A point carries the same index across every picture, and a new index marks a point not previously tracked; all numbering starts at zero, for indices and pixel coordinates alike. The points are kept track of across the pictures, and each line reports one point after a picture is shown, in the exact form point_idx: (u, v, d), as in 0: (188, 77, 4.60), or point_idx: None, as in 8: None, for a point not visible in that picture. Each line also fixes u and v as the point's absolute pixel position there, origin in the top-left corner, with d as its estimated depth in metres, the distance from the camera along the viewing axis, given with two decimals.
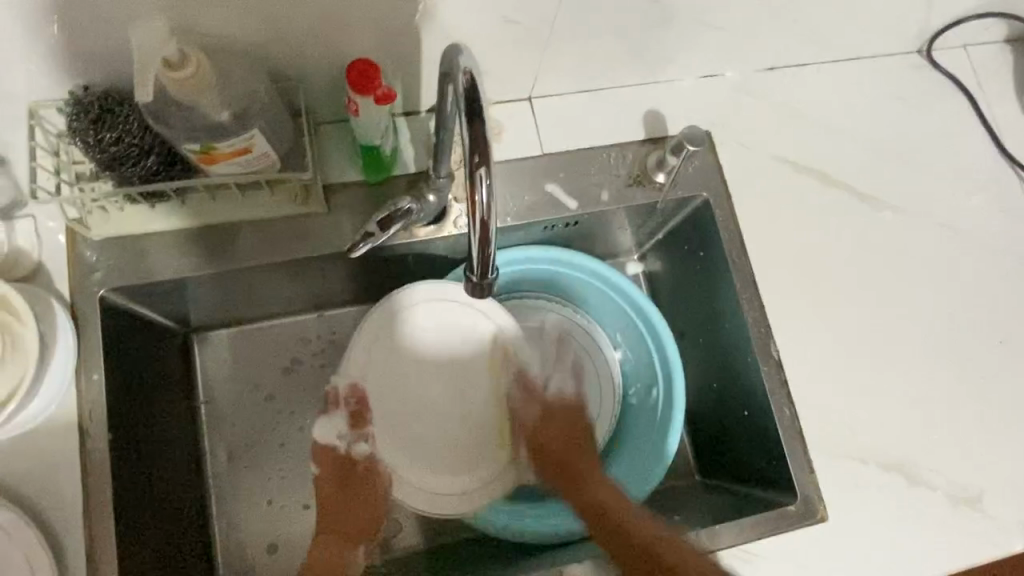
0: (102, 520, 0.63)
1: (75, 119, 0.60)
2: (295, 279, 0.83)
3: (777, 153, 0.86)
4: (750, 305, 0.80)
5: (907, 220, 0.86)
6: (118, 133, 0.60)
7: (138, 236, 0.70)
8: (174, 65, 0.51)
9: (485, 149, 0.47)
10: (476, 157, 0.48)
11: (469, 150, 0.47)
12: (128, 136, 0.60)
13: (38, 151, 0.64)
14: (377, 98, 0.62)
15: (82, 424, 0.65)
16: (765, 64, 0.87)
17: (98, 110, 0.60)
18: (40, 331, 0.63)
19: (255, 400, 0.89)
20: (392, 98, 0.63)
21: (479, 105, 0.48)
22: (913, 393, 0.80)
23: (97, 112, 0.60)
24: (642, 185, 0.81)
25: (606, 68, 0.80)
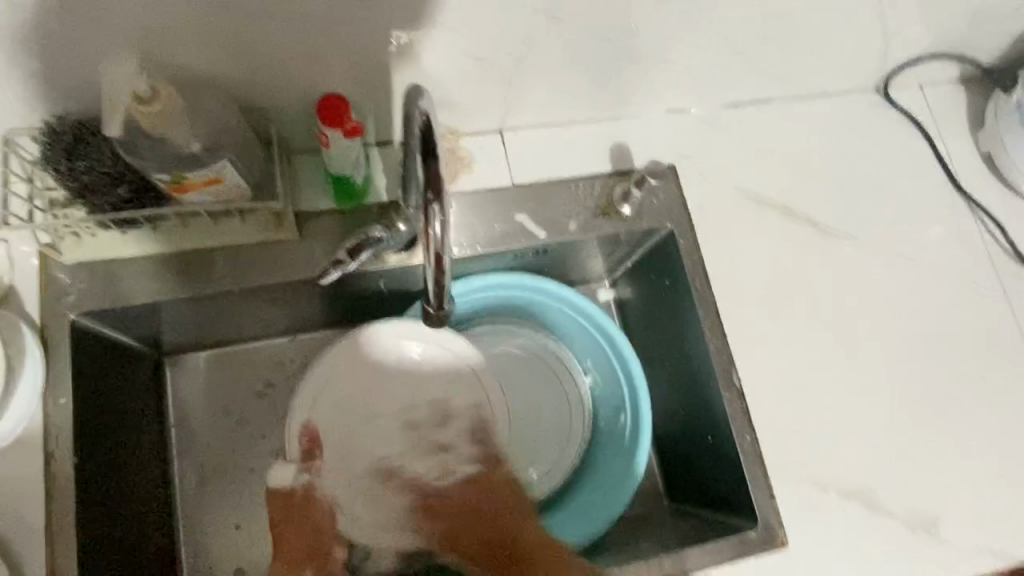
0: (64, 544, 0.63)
1: (48, 147, 0.61)
2: (268, 304, 0.84)
3: (741, 185, 0.89)
4: (714, 333, 0.82)
5: (866, 251, 0.90)
6: (91, 162, 0.61)
7: (109, 262, 0.71)
8: (144, 99, 0.52)
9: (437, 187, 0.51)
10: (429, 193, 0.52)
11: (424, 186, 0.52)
12: (100, 165, 0.61)
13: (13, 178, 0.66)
14: (346, 132, 0.63)
15: (46, 448, 0.65)
16: (728, 100, 0.91)
17: (71, 139, 0.61)
18: (7, 354, 0.64)
19: (226, 424, 0.90)
20: (360, 131, 0.64)
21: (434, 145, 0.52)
22: (872, 420, 0.82)
23: (70, 141, 0.61)
24: (609, 215, 0.84)
25: (574, 102, 0.83)
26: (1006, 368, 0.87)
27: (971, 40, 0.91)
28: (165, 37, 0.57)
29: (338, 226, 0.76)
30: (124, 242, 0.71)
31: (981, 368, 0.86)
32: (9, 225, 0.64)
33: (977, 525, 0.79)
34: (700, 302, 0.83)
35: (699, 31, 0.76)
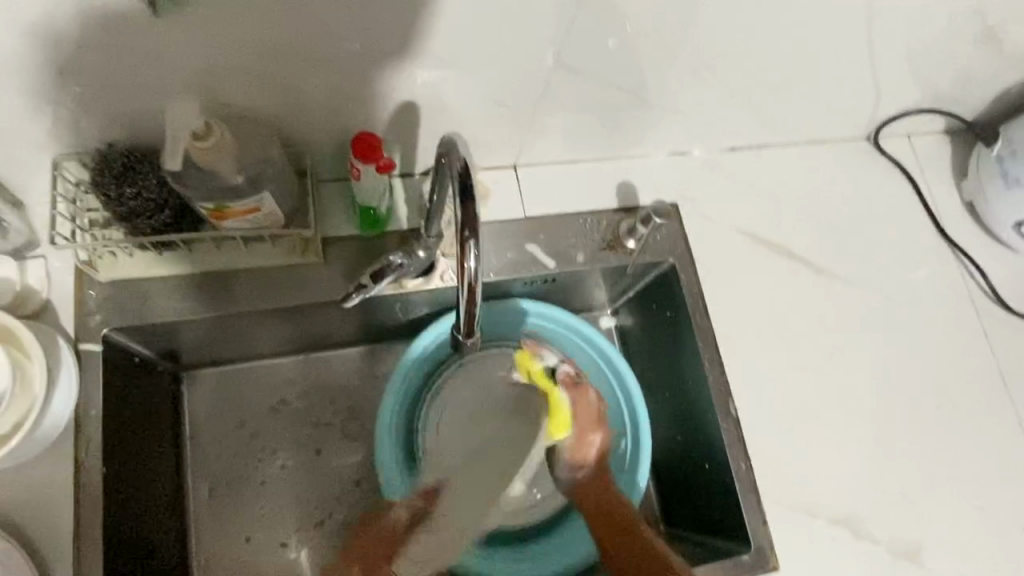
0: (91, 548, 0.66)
1: (98, 174, 0.65)
2: (287, 322, 0.88)
3: (739, 225, 0.94)
4: (712, 364, 0.87)
5: (856, 289, 0.95)
6: (138, 188, 0.65)
7: (142, 279, 0.75)
8: (200, 136, 0.57)
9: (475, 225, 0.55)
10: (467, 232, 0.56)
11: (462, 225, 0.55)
12: (146, 192, 0.65)
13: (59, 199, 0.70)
14: (378, 166, 0.69)
15: (76, 456, 0.68)
16: (728, 144, 0.96)
17: (120, 167, 0.65)
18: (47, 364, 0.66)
19: (240, 438, 0.93)
20: (392, 167, 0.70)
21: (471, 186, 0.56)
22: (859, 452, 0.87)
23: (119, 169, 0.65)
24: (615, 249, 0.88)
25: (585, 142, 0.88)
26: (985, 405, 0.91)
27: (954, 95, 0.97)
28: (217, 77, 0.62)
29: (360, 252, 0.80)
30: (159, 261, 0.75)
31: (962, 405, 0.91)
32: (54, 244, 0.68)
33: (957, 555, 0.83)
34: (699, 335, 0.88)
35: (703, 82, 0.82)
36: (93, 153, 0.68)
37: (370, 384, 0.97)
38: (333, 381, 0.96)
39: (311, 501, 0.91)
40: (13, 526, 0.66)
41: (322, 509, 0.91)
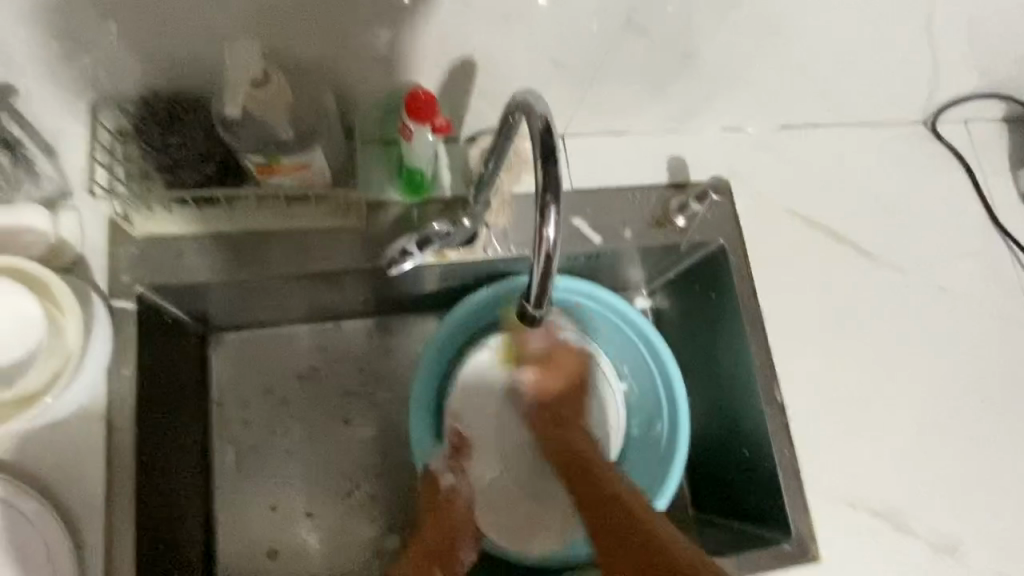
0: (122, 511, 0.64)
1: (144, 122, 0.63)
2: (321, 288, 0.85)
3: (790, 207, 0.91)
4: (759, 349, 0.84)
5: (906, 278, 0.91)
6: (184, 139, 0.63)
7: (179, 237, 0.72)
8: (257, 83, 0.55)
9: (556, 187, 0.51)
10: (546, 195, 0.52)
11: (541, 188, 0.51)
12: (192, 143, 0.63)
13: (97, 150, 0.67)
14: (433, 127, 0.65)
15: (109, 416, 0.65)
16: (783, 122, 0.93)
17: (167, 115, 0.63)
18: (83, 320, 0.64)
19: (267, 405, 0.90)
20: (447, 128, 0.67)
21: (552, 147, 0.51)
22: (904, 445, 0.84)
23: (166, 117, 0.63)
24: (663, 227, 0.85)
25: (637, 112, 0.84)
26: None
27: (1021, 80, 0.92)
28: (272, 22, 0.58)
29: (403, 217, 0.77)
30: (197, 218, 0.72)
31: (1011, 402, 0.88)
32: (93, 194, 0.66)
33: (1000, 554, 0.82)
34: (746, 318, 0.85)
35: (768, 52, 0.78)
36: (134, 100, 0.64)
37: (402, 355, 0.95)
38: (363, 351, 0.94)
39: (339, 472, 0.89)
40: (44, 485, 0.63)
41: (350, 480, 0.89)
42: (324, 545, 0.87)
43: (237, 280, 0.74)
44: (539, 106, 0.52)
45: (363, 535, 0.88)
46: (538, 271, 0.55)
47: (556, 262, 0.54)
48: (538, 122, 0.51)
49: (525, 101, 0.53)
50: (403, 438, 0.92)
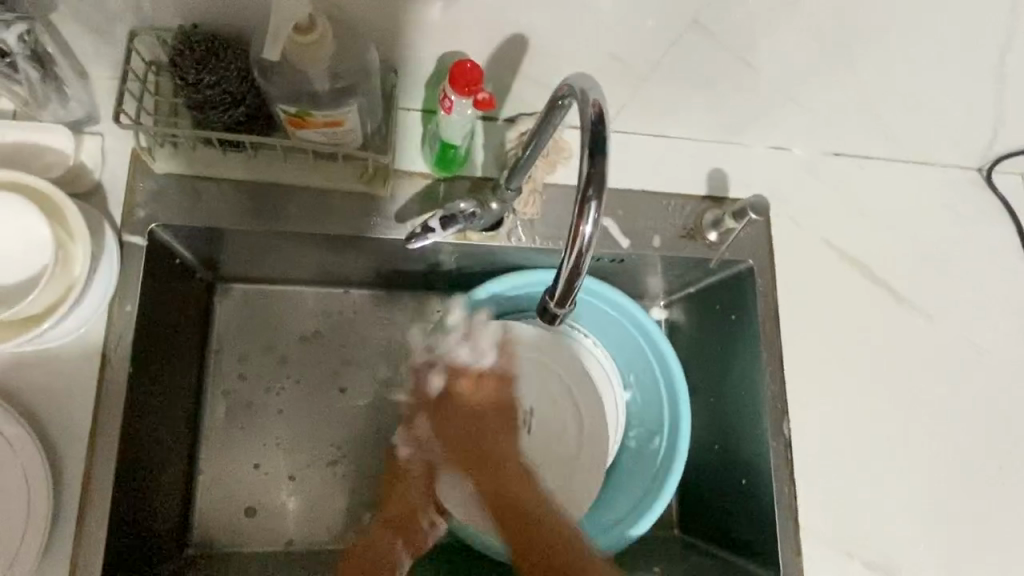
0: (105, 447, 0.63)
1: (177, 53, 0.59)
2: (335, 252, 0.83)
3: (827, 237, 0.87)
4: (772, 379, 0.82)
5: (937, 329, 0.88)
6: (218, 77, 0.59)
7: (200, 177, 0.70)
8: (302, 30, 0.53)
9: (600, 181, 0.48)
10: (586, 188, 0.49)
11: (583, 180, 0.48)
12: (226, 84, 0.59)
13: (130, 76, 0.65)
14: (476, 101, 0.62)
15: (105, 353, 0.64)
16: (833, 149, 0.89)
17: (203, 49, 0.59)
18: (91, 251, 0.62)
19: (264, 361, 0.89)
20: (491, 104, 0.63)
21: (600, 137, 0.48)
22: (908, 499, 0.81)
23: (201, 52, 0.59)
24: (694, 239, 0.83)
25: (685, 118, 0.81)
26: None
27: None
28: None
29: (430, 190, 0.75)
30: (220, 161, 0.70)
31: None
32: (119, 124, 0.63)
33: None
34: (765, 346, 0.83)
35: (831, 75, 0.74)
36: (174, 31, 0.62)
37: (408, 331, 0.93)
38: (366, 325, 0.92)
39: (327, 439, 0.88)
40: (32, 414, 0.62)
41: (337, 449, 0.88)
42: (300, 510, 0.85)
43: (252, 230, 0.72)
44: (591, 97, 0.49)
45: (341, 505, 0.86)
46: (566, 268, 0.52)
47: (587, 260, 0.50)
48: (591, 110, 0.48)
49: (577, 90, 0.50)
50: (396, 415, 0.90)
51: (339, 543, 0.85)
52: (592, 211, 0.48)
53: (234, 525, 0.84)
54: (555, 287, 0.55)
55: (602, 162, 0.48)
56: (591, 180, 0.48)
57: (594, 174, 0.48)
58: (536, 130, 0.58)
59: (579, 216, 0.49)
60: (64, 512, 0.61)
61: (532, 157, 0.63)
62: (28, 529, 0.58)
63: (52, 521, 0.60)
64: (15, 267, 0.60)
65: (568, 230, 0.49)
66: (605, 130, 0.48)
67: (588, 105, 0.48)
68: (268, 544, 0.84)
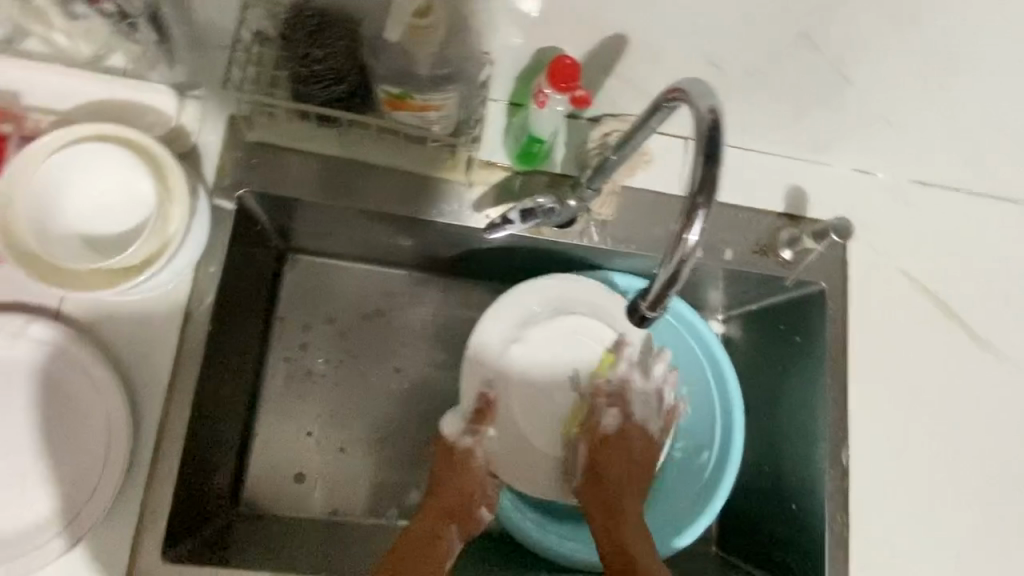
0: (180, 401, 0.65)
1: (290, 27, 0.61)
2: (406, 234, 0.85)
3: (904, 266, 0.85)
4: (835, 405, 0.80)
5: (1011, 372, 0.84)
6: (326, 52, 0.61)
7: (289, 149, 0.72)
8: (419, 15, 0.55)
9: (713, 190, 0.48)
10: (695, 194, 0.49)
11: (694, 187, 0.49)
12: (333, 59, 0.61)
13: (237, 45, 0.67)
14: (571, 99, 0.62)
15: (189, 308, 0.67)
16: (919, 177, 0.86)
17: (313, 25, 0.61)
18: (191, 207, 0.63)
19: (326, 334, 0.91)
20: (586, 102, 0.62)
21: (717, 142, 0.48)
22: (964, 545, 0.79)
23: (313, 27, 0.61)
24: (766, 255, 0.82)
25: (770, 131, 0.80)
26: None
27: None
28: None
29: (508, 182, 0.75)
30: (311, 135, 0.71)
31: None
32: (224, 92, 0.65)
33: None
34: (830, 371, 0.81)
35: (932, 99, 0.72)
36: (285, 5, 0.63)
37: (465, 319, 0.94)
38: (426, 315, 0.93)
39: (379, 416, 0.89)
40: (117, 359, 0.64)
41: (388, 426, 0.89)
42: (348, 482, 0.87)
43: (333, 205, 0.74)
44: (712, 104, 0.49)
45: (387, 481, 0.88)
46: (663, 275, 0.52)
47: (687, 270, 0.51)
48: (706, 117, 0.47)
49: (687, 95, 0.50)
50: (446, 399, 0.91)
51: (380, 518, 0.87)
52: (697, 219, 0.49)
53: (281, 489, 0.86)
54: (648, 290, 0.55)
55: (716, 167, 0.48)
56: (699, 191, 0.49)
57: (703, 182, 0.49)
58: (633, 132, 0.58)
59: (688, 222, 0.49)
60: (137, 458, 0.63)
61: (622, 159, 0.63)
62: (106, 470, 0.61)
63: (128, 464, 0.62)
64: (119, 222, 0.62)
65: (671, 236, 0.50)
66: (718, 140, 0.48)
67: (700, 111, 0.48)
68: (314, 510, 0.86)
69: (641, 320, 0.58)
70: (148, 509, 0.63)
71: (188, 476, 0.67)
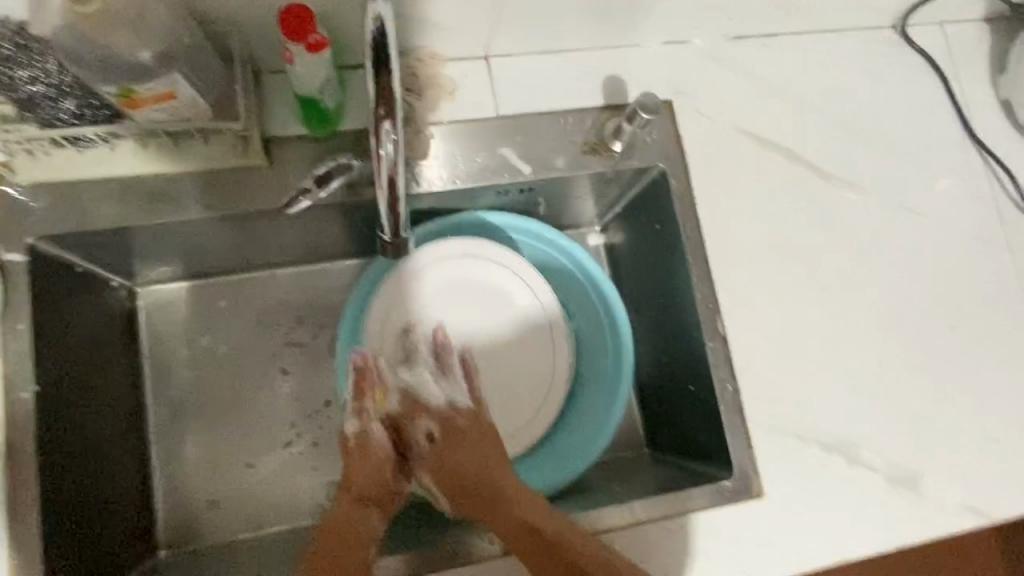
0: (24, 455, 0.65)
1: None
2: (258, 236, 0.82)
3: (742, 125, 0.83)
4: (701, 283, 0.79)
5: (867, 199, 0.85)
6: (33, 72, 0.57)
7: (73, 182, 0.68)
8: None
9: (391, 105, 0.48)
10: (380, 111, 0.49)
11: (375, 102, 0.48)
12: (44, 77, 0.57)
13: None
14: (309, 46, 0.59)
15: (9, 379, 0.66)
16: (734, 33, 0.84)
17: (10, 46, 0.56)
18: None
19: (200, 357, 0.88)
20: (325, 46, 0.60)
21: (387, 51, 0.47)
22: (857, 373, 0.80)
23: (9, 49, 0.56)
24: (598, 153, 0.79)
25: (566, 30, 0.77)
26: (1006, 328, 0.84)
27: None
28: None
29: (311, 151, 0.72)
30: (84, 161, 0.67)
31: (982, 326, 0.83)
32: None
33: (959, 487, 0.78)
34: (689, 248, 0.79)
35: None
36: None
37: (335, 298, 0.92)
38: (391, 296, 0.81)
39: (285, 420, 0.88)
40: None
41: (294, 428, 0.89)
42: (271, 493, 0.86)
43: (137, 226, 0.71)
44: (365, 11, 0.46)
45: (301, 477, 0.87)
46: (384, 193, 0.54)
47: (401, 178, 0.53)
48: (372, 25, 0.46)
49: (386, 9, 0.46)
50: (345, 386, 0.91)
51: (306, 519, 0.86)
52: (398, 101, 0.49)
53: (199, 521, 0.85)
54: (383, 221, 0.58)
55: (390, 80, 0.48)
56: (380, 83, 0.47)
57: (382, 92, 0.48)
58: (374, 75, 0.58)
59: (387, 118, 0.49)
60: (0, 510, 0.64)
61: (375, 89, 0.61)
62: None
63: (10, 519, 0.64)
64: None
65: (374, 135, 0.49)
66: (388, 49, 0.47)
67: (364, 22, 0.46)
68: (238, 532, 0.85)
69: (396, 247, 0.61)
70: (34, 564, 0.64)
71: (60, 537, 0.68)
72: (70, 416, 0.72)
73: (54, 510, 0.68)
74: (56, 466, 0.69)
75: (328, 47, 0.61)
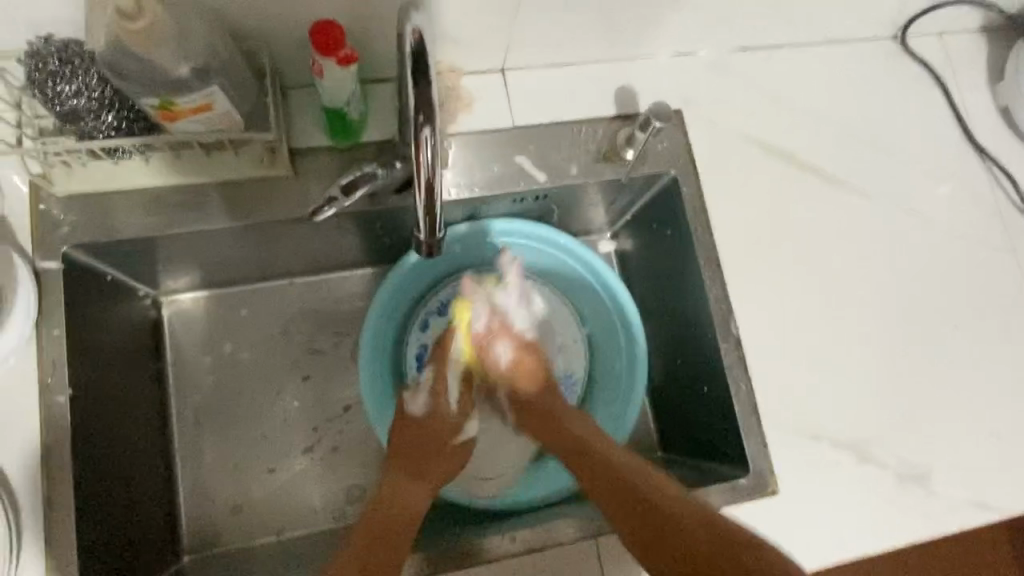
0: (60, 454, 0.67)
1: (33, 70, 0.60)
2: (281, 245, 0.84)
3: (749, 133, 0.86)
4: (713, 286, 0.81)
5: (871, 204, 0.87)
6: (77, 86, 0.61)
7: (106, 193, 0.71)
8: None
9: (430, 110, 0.52)
10: (419, 117, 0.52)
11: (414, 109, 0.52)
12: (87, 91, 0.61)
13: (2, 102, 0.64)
14: (339, 59, 0.61)
15: (44, 383, 0.68)
16: (740, 44, 0.87)
17: (56, 62, 0.60)
18: None
19: (221, 364, 0.90)
20: (353, 60, 0.62)
21: (425, 62, 0.51)
22: (866, 373, 0.82)
23: (55, 64, 0.60)
24: (611, 161, 0.81)
25: (578, 43, 0.80)
26: (1011, 328, 0.86)
27: None
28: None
29: (334, 160, 0.74)
30: (117, 172, 0.70)
31: (987, 326, 0.85)
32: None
33: (969, 482, 0.79)
34: (701, 252, 0.81)
35: None
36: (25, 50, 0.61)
37: (353, 306, 0.94)
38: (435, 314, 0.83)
39: (305, 425, 0.90)
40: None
41: (315, 433, 0.90)
42: (291, 496, 0.88)
43: (166, 235, 0.73)
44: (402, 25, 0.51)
45: (321, 481, 0.89)
46: (422, 196, 0.56)
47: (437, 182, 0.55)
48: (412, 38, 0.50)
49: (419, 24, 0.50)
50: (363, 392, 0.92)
51: (327, 522, 0.88)
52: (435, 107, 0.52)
53: (221, 525, 0.86)
54: (420, 224, 0.61)
55: (428, 87, 0.51)
56: (418, 91, 0.51)
57: (421, 100, 0.52)
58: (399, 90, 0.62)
59: (427, 123, 0.52)
60: (37, 509, 0.66)
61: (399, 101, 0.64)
62: (23, 520, 0.65)
63: (45, 518, 0.66)
64: None
65: (414, 139, 0.53)
66: (426, 57, 0.51)
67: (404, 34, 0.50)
68: (260, 535, 0.86)
69: (428, 249, 0.64)
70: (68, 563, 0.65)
71: (89, 540, 0.70)
72: (99, 419, 0.74)
73: (85, 510, 0.69)
74: (88, 466, 0.71)
75: (356, 61, 0.64)
